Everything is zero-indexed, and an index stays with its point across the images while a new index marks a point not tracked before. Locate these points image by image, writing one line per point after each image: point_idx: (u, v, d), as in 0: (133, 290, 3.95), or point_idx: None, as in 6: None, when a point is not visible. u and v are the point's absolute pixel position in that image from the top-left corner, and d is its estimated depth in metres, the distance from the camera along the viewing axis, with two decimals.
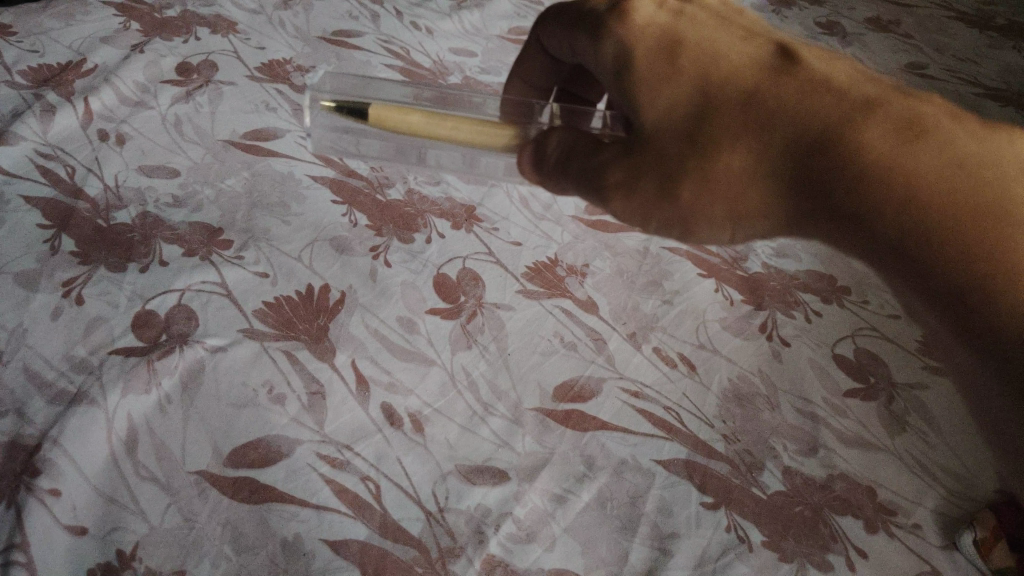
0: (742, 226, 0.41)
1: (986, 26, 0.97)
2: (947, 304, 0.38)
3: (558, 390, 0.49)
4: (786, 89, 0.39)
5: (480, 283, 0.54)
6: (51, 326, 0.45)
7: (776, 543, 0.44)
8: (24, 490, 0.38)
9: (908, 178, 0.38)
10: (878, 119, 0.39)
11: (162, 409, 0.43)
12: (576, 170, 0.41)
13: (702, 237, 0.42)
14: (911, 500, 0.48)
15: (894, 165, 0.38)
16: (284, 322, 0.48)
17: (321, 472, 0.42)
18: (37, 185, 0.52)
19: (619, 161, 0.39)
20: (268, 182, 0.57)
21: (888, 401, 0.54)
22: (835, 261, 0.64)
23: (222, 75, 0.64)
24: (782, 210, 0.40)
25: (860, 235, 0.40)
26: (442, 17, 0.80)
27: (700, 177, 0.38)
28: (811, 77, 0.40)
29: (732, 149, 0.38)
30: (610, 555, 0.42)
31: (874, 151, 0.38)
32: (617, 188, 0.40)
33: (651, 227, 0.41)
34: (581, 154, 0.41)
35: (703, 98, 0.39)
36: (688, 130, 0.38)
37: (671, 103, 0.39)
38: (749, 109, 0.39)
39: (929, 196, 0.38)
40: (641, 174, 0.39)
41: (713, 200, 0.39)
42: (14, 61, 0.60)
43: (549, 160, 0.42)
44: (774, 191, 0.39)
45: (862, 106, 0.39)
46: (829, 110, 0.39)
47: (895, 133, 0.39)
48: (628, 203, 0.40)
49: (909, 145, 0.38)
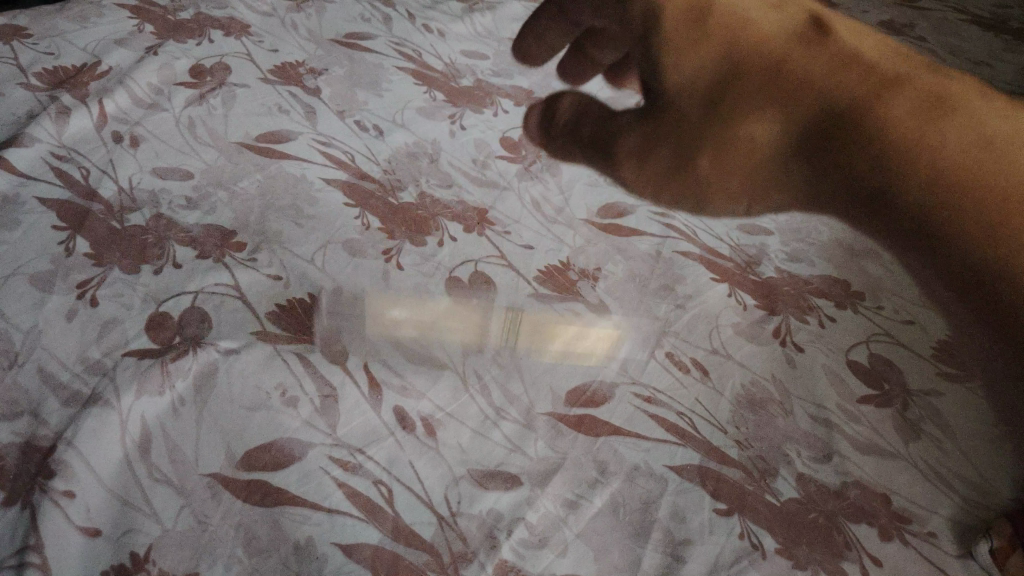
0: (764, 196, 0.40)
1: (1002, 29, 0.96)
2: (992, 310, 0.29)
3: (571, 395, 0.49)
4: (816, 59, 0.35)
5: (492, 286, 0.54)
6: (65, 328, 0.45)
7: (790, 551, 0.44)
8: (38, 491, 0.38)
9: (936, 161, 0.30)
10: (914, 89, 0.31)
11: (175, 411, 0.43)
12: (587, 156, 0.51)
13: (721, 201, 0.43)
14: (925, 508, 0.48)
15: (919, 143, 0.31)
16: (297, 324, 0.48)
17: (333, 475, 0.42)
18: (52, 186, 0.52)
19: (635, 132, 0.43)
20: (281, 185, 0.57)
21: (903, 408, 0.52)
22: (852, 262, 0.61)
23: (235, 77, 0.64)
24: (797, 186, 0.38)
25: (878, 221, 0.33)
26: (454, 20, 0.79)
27: (719, 145, 0.39)
28: (848, 45, 0.34)
29: (754, 118, 0.37)
30: (623, 561, 0.42)
31: (900, 129, 0.31)
32: (629, 155, 0.44)
33: (669, 193, 0.45)
34: (600, 121, 0.47)
35: (726, 66, 0.37)
36: (706, 101, 0.38)
37: (694, 72, 0.38)
38: (772, 79, 0.36)
39: (965, 178, 0.29)
40: (655, 145, 0.42)
41: (734, 167, 0.39)
42: (29, 63, 0.60)
43: (566, 145, 0.54)
44: (789, 162, 0.38)
45: (897, 76, 0.32)
46: (857, 81, 0.33)
47: (927, 107, 0.30)
48: (640, 174, 0.44)
49: (946, 120, 0.30)
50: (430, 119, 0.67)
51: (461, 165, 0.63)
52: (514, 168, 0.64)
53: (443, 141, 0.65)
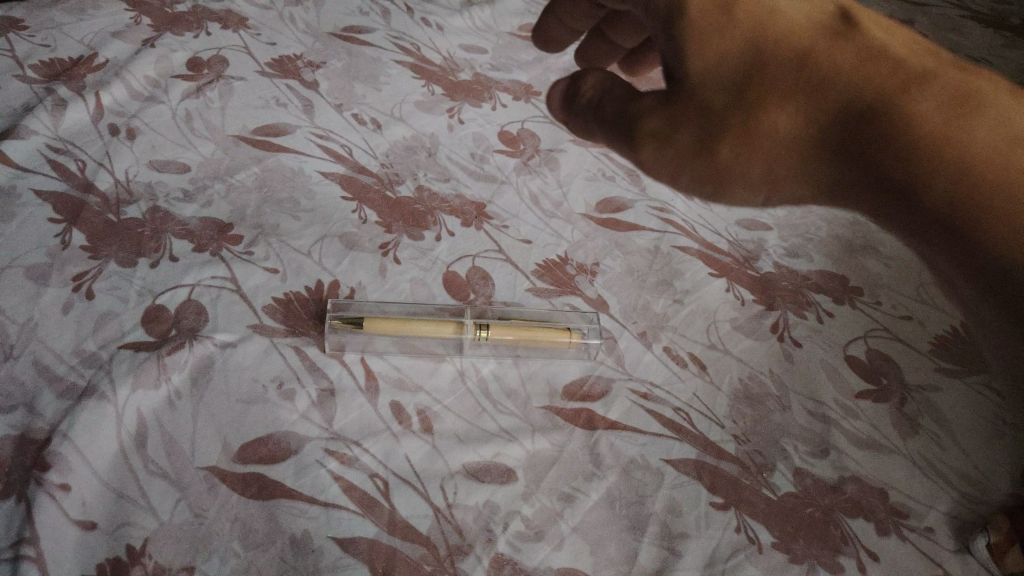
0: (780, 189, 0.36)
1: (1000, 26, 0.96)
2: (1006, 299, 0.30)
3: (568, 388, 0.49)
4: (847, 50, 0.33)
5: (490, 281, 0.54)
6: (61, 321, 0.45)
7: (786, 545, 0.44)
8: (33, 484, 0.38)
9: (965, 155, 0.30)
10: (941, 86, 0.32)
11: (171, 404, 0.43)
12: (608, 115, 0.38)
13: (735, 197, 0.38)
14: (923, 502, 0.48)
15: (949, 136, 0.31)
16: (293, 318, 0.49)
17: (329, 468, 0.42)
18: (48, 179, 0.52)
19: (657, 109, 0.36)
20: (278, 179, 0.57)
21: (901, 403, 0.53)
22: (848, 262, 0.63)
23: (233, 70, 0.64)
24: (815, 176, 0.35)
25: (901, 211, 0.33)
26: (453, 14, 0.79)
27: (743, 135, 0.34)
28: (874, 39, 0.33)
29: (781, 106, 0.34)
30: (620, 555, 0.42)
31: (929, 122, 0.31)
32: (652, 136, 0.36)
33: (683, 182, 0.38)
34: (616, 98, 0.38)
35: (754, 53, 0.34)
36: (735, 85, 0.34)
37: (720, 53, 0.34)
38: (801, 70, 0.33)
39: (989, 173, 0.30)
40: (679, 124, 0.35)
41: (753, 159, 0.35)
42: (25, 55, 0.60)
43: (582, 101, 0.40)
44: (809, 154, 0.35)
45: (923, 73, 0.32)
46: (885, 74, 0.32)
47: (957, 103, 0.31)
48: (661, 154, 0.37)
49: (972, 119, 0.31)
50: (428, 113, 0.66)
51: (459, 159, 0.63)
52: (512, 162, 0.64)
53: (442, 135, 0.65)
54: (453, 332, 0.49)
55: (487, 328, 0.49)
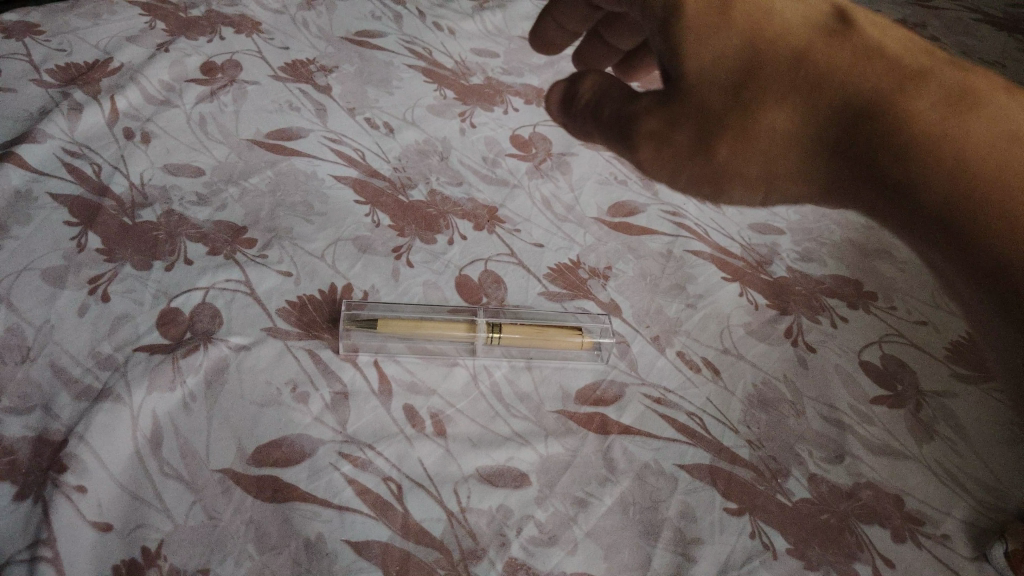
0: (779, 190, 0.36)
1: (1014, 30, 0.95)
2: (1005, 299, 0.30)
3: (582, 392, 0.49)
4: (842, 50, 0.33)
5: (502, 284, 0.55)
6: (77, 324, 0.45)
7: (801, 551, 0.44)
8: (50, 486, 0.38)
9: (960, 154, 0.30)
10: (936, 86, 0.32)
11: (186, 406, 0.43)
12: (606, 117, 0.38)
13: (733, 197, 0.37)
14: (939, 510, 0.47)
15: (949, 138, 0.31)
16: (307, 322, 0.49)
17: (343, 471, 0.42)
18: (64, 183, 0.52)
19: (654, 109, 0.35)
20: (292, 182, 0.57)
21: (916, 409, 0.53)
22: (861, 266, 0.63)
23: (246, 75, 0.65)
24: (815, 177, 0.35)
25: (898, 210, 0.33)
26: (465, 18, 0.79)
27: (741, 135, 0.34)
28: (869, 39, 0.34)
29: (780, 105, 0.33)
30: (634, 561, 0.42)
31: (925, 121, 0.31)
32: (650, 137, 0.36)
33: (681, 184, 0.37)
34: (613, 100, 0.37)
35: (752, 53, 0.34)
36: (734, 86, 0.34)
37: (719, 53, 0.34)
38: (799, 70, 0.33)
39: (983, 172, 0.30)
40: (677, 125, 0.35)
41: (751, 159, 0.34)
42: (42, 60, 0.60)
43: (580, 103, 0.39)
44: (808, 156, 0.34)
45: (918, 72, 0.32)
46: (882, 73, 0.32)
47: (952, 101, 0.31)
48: (660, 155, 0.36)
49: (969, 117, 0.31)
50: (440, 117, 0.67)
51: (471, 163, 0.63)
52: (524, 166, 0.64)
53: (454, 139, 0.65)
54: (464, 333, 0.50)
55: (499, 329, 0.50)
